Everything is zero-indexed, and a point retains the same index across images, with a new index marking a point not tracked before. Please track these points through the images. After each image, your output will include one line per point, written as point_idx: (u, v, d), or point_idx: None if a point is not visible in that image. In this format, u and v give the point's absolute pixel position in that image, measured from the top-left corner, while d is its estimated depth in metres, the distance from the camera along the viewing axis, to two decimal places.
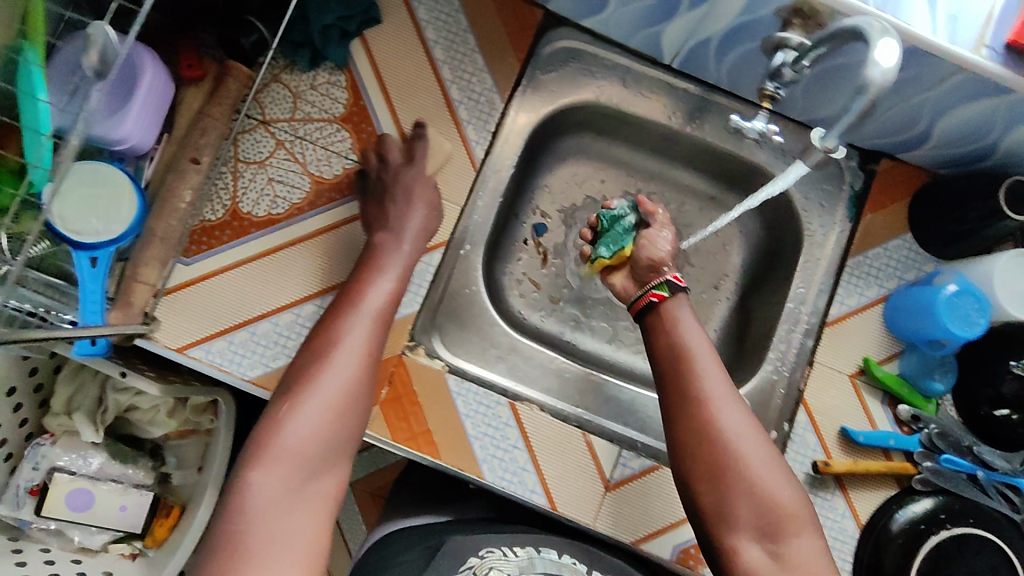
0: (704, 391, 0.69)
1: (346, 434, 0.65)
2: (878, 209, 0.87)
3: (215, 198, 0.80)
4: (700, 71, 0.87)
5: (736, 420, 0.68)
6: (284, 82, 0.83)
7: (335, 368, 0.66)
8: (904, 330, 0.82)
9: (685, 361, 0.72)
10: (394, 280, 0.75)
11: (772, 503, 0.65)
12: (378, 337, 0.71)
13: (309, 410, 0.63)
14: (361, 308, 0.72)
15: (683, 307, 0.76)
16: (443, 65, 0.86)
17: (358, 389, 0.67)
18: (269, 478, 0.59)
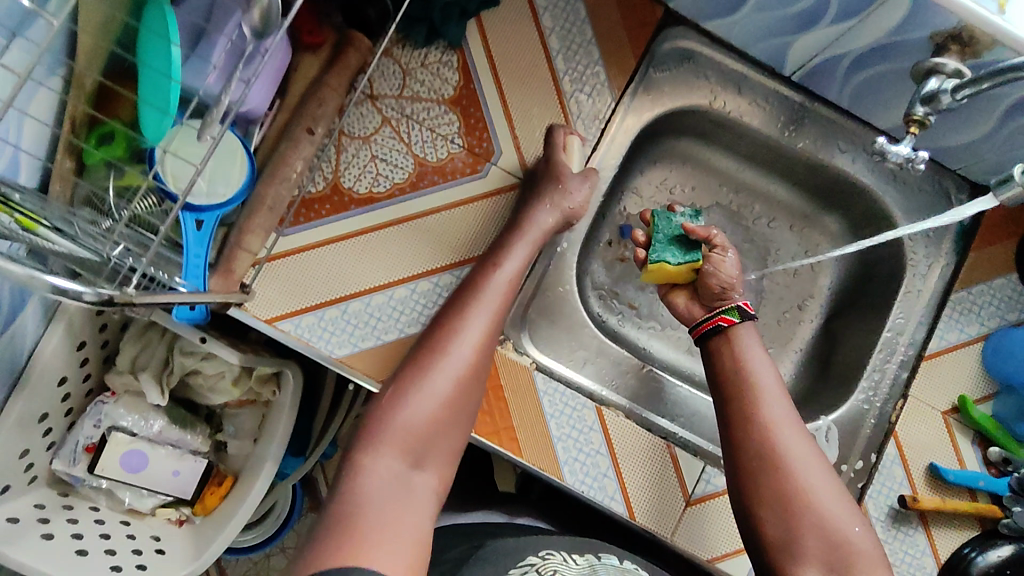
0: (768, 417, 0.70)
1: (457, 421, 0.64)
2: (987, 245, 0.84)
3: (317, 170, 0.78)
4: (820, 87, 0.85)
5: (800, 449, 0.68)
6: (395, 57, 0.81)
7: (453, 351, 0.66)
8: (1004, 372, 0.80)
9: (748, 388, 0.73)
10: (517, 265, 0.74)
11: (840, 537, 0.64)
12: (496, 323, 0.70)
13: (423, 393, 0.63)
14: (482, 291, 0.71)
15: (751, 336, 0.77)
16: (557, 55, 0.83)
17: (469, 373, 0.66)
18: (385, 458, 0.59)
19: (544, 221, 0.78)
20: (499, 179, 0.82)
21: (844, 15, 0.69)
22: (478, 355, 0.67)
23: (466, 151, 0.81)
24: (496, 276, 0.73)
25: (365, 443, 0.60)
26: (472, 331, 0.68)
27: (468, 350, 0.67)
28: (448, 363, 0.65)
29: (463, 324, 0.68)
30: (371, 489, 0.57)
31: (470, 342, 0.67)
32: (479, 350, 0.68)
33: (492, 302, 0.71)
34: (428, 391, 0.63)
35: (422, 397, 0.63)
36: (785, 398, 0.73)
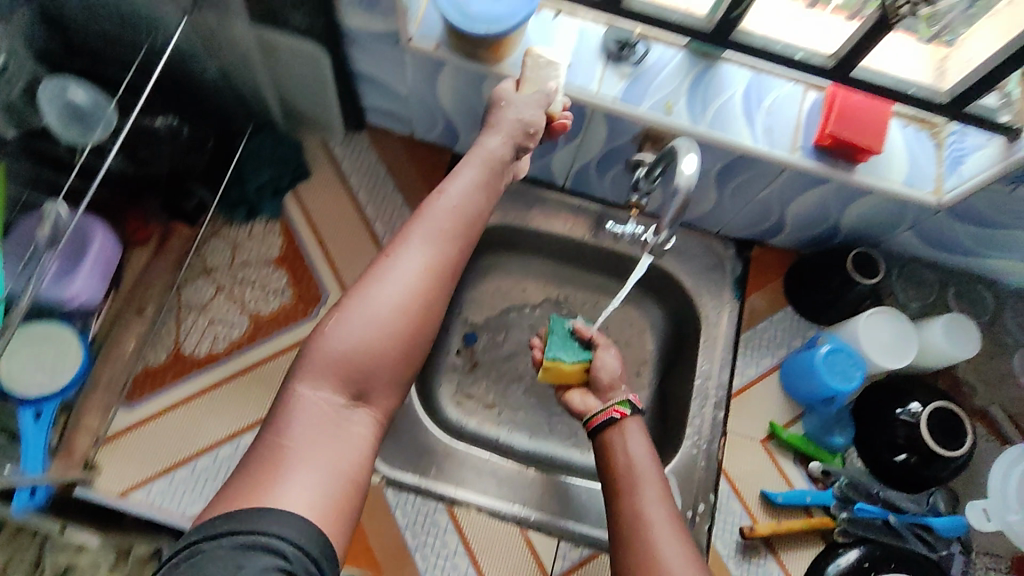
0: (649, 518, 0.69)
1: (403, 357, 0.61)
2: (757, 289, 1.00)
3: (159, 344, 0.87)
4: (591, 189, 1.03)
5: (677, 548, 0.66)
6: (224, 235, 0.93)
7: (394, 277, 0.61)
8: (801, 392, 0.91)
9: (631, 485, 0.73)
10: (464, 187, 0.69)
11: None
12: (447, 244, 0.65)
13: (355, 320, 0.59)
14: (428, 214, 0.66)
15: (634, 435, 0.79)
16: (367, 206, 0.98)
17: (417, 306, 0.61)
18: (317, 394, 0.57)
19: (490, 142, 0.73)
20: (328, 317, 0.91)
21: (569, 135, 0.88)
22: (428, 289, 0.62)
23: (295, 299, 0.92)
24: (441, 202, 0.67)
25: (301, 375, 0.58)
26: (419, 258, 0.63)
27: (414, 280, 0.62)
28: (389, 292, 0.61)
29: (405, 253, 0.63)
30: (299, 423, 0.56)
31: (416, 270, 0.62)
32: (427, 277, 0.63)
33: (449, 210, 0.67)
34: (367, 320, 0.59)
35: (362, 328, 0.59)
36: (666, 498, 0.72)
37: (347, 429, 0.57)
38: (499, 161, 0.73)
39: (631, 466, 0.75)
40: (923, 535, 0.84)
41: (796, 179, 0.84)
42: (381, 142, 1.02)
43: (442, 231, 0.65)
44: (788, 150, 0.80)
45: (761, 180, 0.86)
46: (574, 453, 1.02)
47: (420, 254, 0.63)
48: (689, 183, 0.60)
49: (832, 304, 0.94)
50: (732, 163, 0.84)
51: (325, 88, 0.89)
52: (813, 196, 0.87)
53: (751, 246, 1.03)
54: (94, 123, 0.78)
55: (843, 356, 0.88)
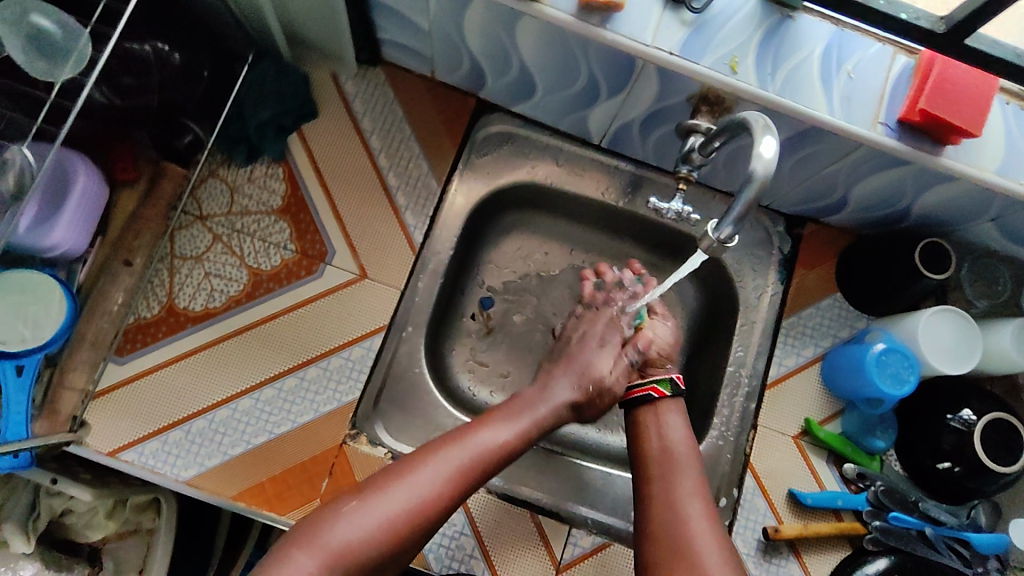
0: (686, 510, 0.66)
1: (400, 556, 0.62)
2: (806, 270, 0.91)
3: (151, 295, 0.80)
4: (629, 148, 0.91)
5: (713, 549, 0.63)
6: (221, 178, 0.85)
7: (415, 483, 0.63)
8: (842, 389, 0.84)
9: (667, 471, 0.70)
10: (512, 428, 0.71)
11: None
12: (469, 481, 0.66)
13: (367, 514, 0.61)
14: (468, 441, 0.68)
15: (675, 413, 0.76)
16: (380, 153, 0.88)
17: (425, 515, 0.63)
18: (305, 564, 0.57)
19: (557, 396, 0.77)
20: (334, 277, 0.84)
21: (613, 88, 0.77)
22: (440, 503, 0.64)
23: (298, 255, 0.84)
24: (469, 445, 0.67)
25: (298, 544, 0.59)
26: (442, 479, 0.64)
27: (433, 489, 0.64)
28: (403, 497, 0.62)
29: (430, 467, 0.65)
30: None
31: (431, 487, 0.64)
32: (440, 498, 0.64)
33: (474, 463, 0.67)
34: (377, 515, 0.61)
35: (365, 526, 0.60)
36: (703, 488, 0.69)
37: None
38: (541, 424, 0.74)
39: (669, 452, 0.72)
40: (959, 550, 0.79)
41: (871, 158, 0.73)
42: (398, 80, 0.91)
43: (472, 463, 0.67)
44: (868, 125, 0.70)
45: (829, 156, 0.76)
46: (590, 431, 0.96)
47: (443, 477, 0.64)
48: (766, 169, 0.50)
49: (888, 296, 0.85)
50: (799, 135, 0.74)
51: (335, 15, 0.77)
52: (888, 176, 0.76)
53: (804, 222, 0.93)
54: (63, 58, 0.64)
55: (898, 357, 0.79)
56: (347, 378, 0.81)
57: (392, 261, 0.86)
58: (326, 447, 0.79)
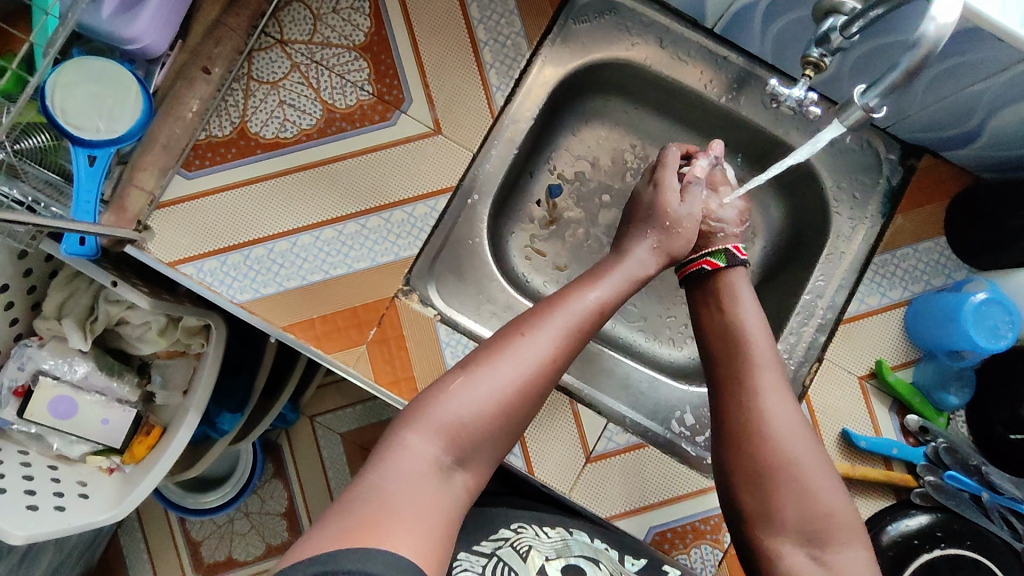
0: (761, 386, 0.65)
1: (512, 431, 0.58)
2: (911, 209, 0.82)
3: (224, 113, 0.78)
4: (744, 38, 0.82)
5: (789, 420, 0.63)
6: (305, 2, 0.80)
7: (523, 355, 0.59)
8: (924, 338, 0.77)
9: (742, 347, 0.68)
10: (608, 292, 0.67)
11: (819, 508, 0.60)
12: (572, 348, 0.62)
13: (481, 390, 0.56)
14: (567, 306, 0.64)
15: (740, 282, 0.75)
16: (472, 3, 0.82)
17: (540, 382, 0.59)
18: (424, 447, 0.53)
19: (638, 254, 0.74)
20: (407, 127, 0.80)
21: None
22: (549, 373, 0.60)
23: (374, 98, 0.80)
24: (568, 310, 0.63)
25: (411, 425, 0.55)
26: (548, 348, 0.60)
27: (542, 360, 0.59)
28: (513, 369, 0.58)
29: (534, 339, 0.60)
30: (406, 463, 0.52)
31: (544, 354, 0.60)
32: (551, 365, 0.60)
33: (574, 335, 0.62)
34: (489, 391, 0.57)
35: (479, 402, 0.56)
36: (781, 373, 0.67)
37: (449, 492, 0.53)
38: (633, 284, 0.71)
39: (743, 330, 0.69)
40: (1012, 522, 0.75)
41: None
42: None
43: (574, 328, 0.63)
44: None
45: (983, 69, 0.66)
46: (639, 337, 0.92)
47: (550, 347, 0.60)
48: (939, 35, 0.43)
49: (996, 248, 0.76)
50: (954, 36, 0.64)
51: None
52: None
53: (920, 153, 0.84)
54: None
55: (998, 309, 0.72)
56: (408, 232, 0.79)
57: (470, 120, 0.81)
58: (378, 298, 0.78)
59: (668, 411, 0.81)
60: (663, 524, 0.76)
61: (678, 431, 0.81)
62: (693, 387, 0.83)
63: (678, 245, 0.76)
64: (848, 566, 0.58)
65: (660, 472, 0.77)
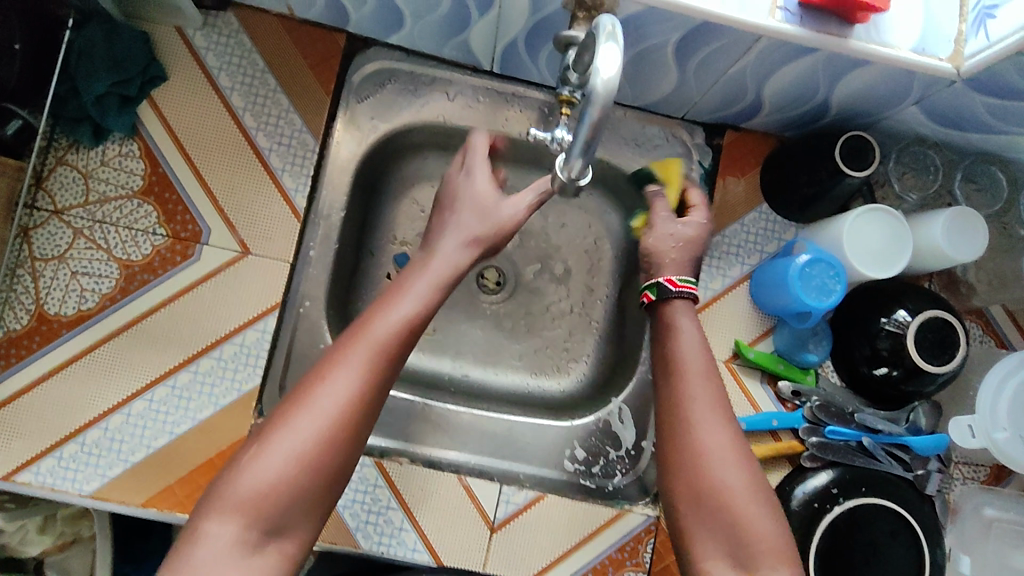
0: (692, 415, 0.62)
1: (333, 484, 0.52)
2: (729, 184, 0.84)
3: (17, 304, 0.74)
4: (523, 71, 0.82)
5: (726, 454, 0.60)
6: (71, 164, 0.76)
7: (322, 401, 0.52)
8: (771, 306, 0.79)
9: (680, 380, 0.64)
10: (418, 303, 0.59)
11: (746, 535, 0.57)
12: (386, 375, 0.55)
13: (277, 448, 0.50)
14: (370, 329, 0.56)
15: (684, 316, 0.68)
16: (244, 112, 0.79)
17: (354, 421, 0.52)
18: (220, 531, 0.48)
19: (451, 252, 0.66)
20: (213, 258, 0.77)
21: (481, 6, 0.68)
22: (359, 413, 0.53)
23: (171, 239, 0.77)
24: (386, 320, 0.57)
25: (203, 513, 0.49)
26: (355, 379, 0.53)
27: (347, 401, 0.52)
28: (313, 418, 0.51)
29: (334, 375, 0.53)
30: (203, 563, 0.47)
31: (352, 389, 0.53)
32: (364, 401, 0.53)
33: (394, 340, 0.56)
34: (287, 447, 0.50)
35: (279, 463, 0.49)
36: (719, 400, 0.63)
37: (252, 575, 0.48)
38: (457, 272, 0.65)
39: (680, 360, 0.65)
40: (900, 455, 0.78)
41: (773, 50, 0.65)
42: (253, 25, 0.80)
43: (386, 355, 0.55)
44: (764, 12, 0.61)
45: (732, 53, 0.67)
46: (524, 380, 0.92)
47: (356, 379, 0.53)
48: (610, 81, 0.42)
49: (812, 200, 0.78)
50: (693, 33, 0.65)
51: None
52: (798, 68, 0.67)
53: (722, 130, 0.85)
54: None
55: (823, 268, 0.73)
56: (244, 364, 0.76)
57: (277, 232, 0.78)
58: (233, 440, 0.75)
59: (557, 451, 0.81)
60: (581, 567, 0.76)
61: (573, 469, 0.81)
62: (577, 419, 0.83)
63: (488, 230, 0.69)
64: None
65: (566, 516, 0.77)
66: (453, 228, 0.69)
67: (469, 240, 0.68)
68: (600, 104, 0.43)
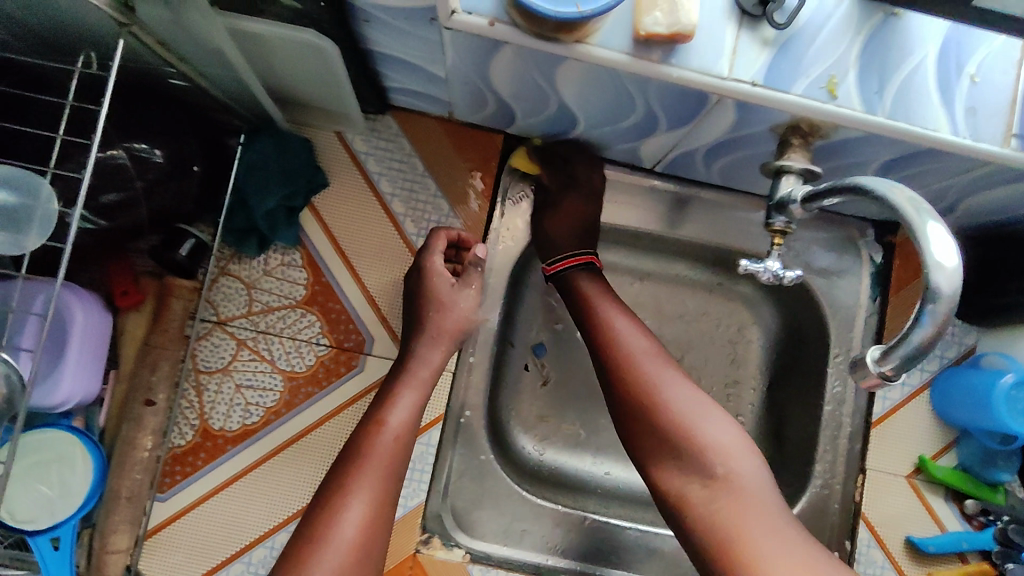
0: (648, 372, 0.63)
1: None
2: (902, 286, 0.80)
3: (181, 418, 0.73)
4: (687, 173, 0.79)
5: (678, 392, 0.62)
6: (234, 274, 0.75)
7: (341, 534, 0.56)
8: (958, 420, 0.75)
9: (613, 344, 0.66)
10: (405, 414, 0.64)
11: (713, 454, 0.59)
12: (388, 487, 0.60)
13: None
14: (371, 454, 0.60)
15: (605, 297, 0.70)
16: (404, 218, 0.77)
17: (370, 543, 0.57)
18: None
19: (433, 356, 0.69)
20: (377, 369, 0.75)
21: (675, 122, 0.65)
22: (374, 535, 0.58)
23: (334, 349, 0.75)
24: (382, 435, 0.62)
25: None
26: (358, 508, 0.58)
27: (358, 529, 0.57)
28: (335, 551, 0.55)
29: (348, 507, 0.57)
30: None
31: (360, 517, 0.57)
32: (371, 520, 0.58)
33: (394, 441, 0.62)
34: None
35: None
36: (665, 359, 0.65)
37: None
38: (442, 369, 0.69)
39: (613, 331, 0.67)
40: None
41: (994, 174, 0.62)
42: (413, 128, 0.78)
43: (385, 468, 0.60)
44: (997, 140, 0.58)
45: (943, 173, 0.64)
46: None
47: (364, 505, 0.58)
48: (954, 284, 0.38)
49: (1002, 312, 0.74)
50: (908, 155, 0.62)
51: (334, 70, 0.64)
52: (1012, 190, 0.64)
53: (894, 228, 0.81)
54: (27, 223, 0.51)
55: None
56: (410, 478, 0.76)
57: None
58: (400, 558, 0.74)
59: None
60: None
61: None
62: None
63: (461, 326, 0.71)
64: (749, 483, 0.57)
65: None
66: (426, 342, 0.70)
67: (458, 328, 0.71)
68: (946, 303, 0.38)
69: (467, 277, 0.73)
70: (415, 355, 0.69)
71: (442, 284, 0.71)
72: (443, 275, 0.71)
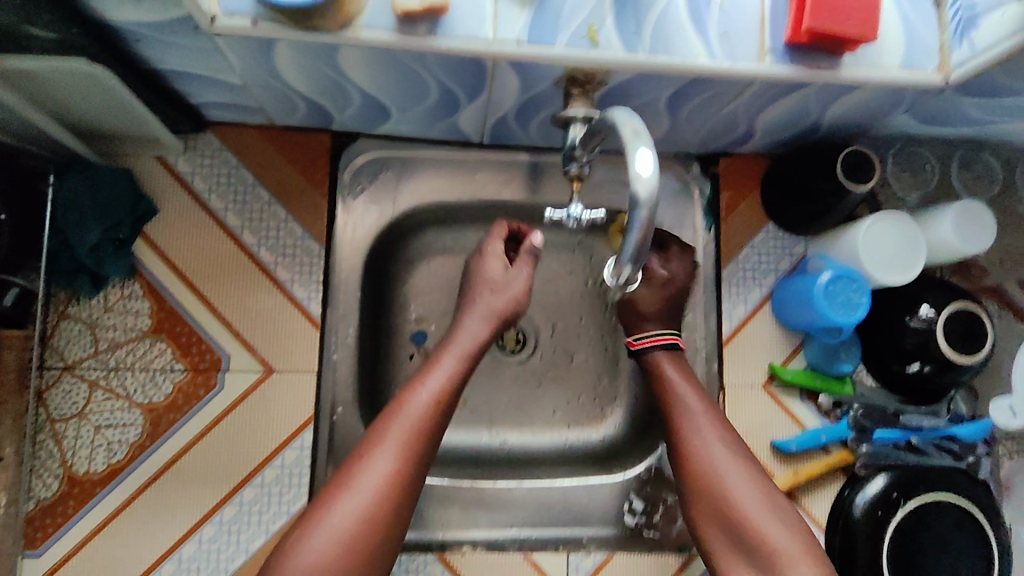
0: (712, 460, 0.69)
1: (378, 544, 0.60)
2: (733, 209, 0.85)
3: (43, 471, 0.71)
4: (513, 139, 0.82)
5: (742, 480, 0.67)
6: (73, 316, 0.73)
7: (363, 481, 0.60)
8: (798, 322, 0.80)
9: (680, 421, 0.72)
10: (441, 382, 0.66)
11: (770, 550, 0.63)
12: (417, 451, 0.63)
13: (315, 537, 0.58)
14: (404, 414, 0.64)
15: (679, 372, 0.75)
16: (242, 231, 0.77)
17: (397, 494, 0.61)
18: None
19: (473, 326, 0.71)
20: (239, 383, 0.75)
21: (471, 94, 0.68)
22: (400, 485, 0.61)
23: (190, 372, 0.75)
24: (419, 398, 0.65)
25: None
26: (389, 461, 0.62)
27: (382, 481, 0.61)
28: (359, 498, 0.60)
29: (377, 455, 0.62)
30: None
31: (387, 471, 0.61)
32: (400, 479, 0.61)
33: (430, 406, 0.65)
34: (331, 528, 0.58)
35: (325, 536, 0.58)
36: (727, 430, 0.71)
37: None
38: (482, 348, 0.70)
39: (680, 404, 0.72)
40: (949, 447, 0.79)
41: (765, 91, 0.66)
42: (236, 141, 0.79)
43: (418, 432, 0.63)
44: (754, 58, 0.62)
45: (722, 99, 0.68)
46: (564, 436, 0.90)
47: (392, 461, 0.62)
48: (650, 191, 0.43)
49: (822, 216, 0.78)
50: (686, 87, 0.66)
51: (119, 97, 0.64)
52: (789, 102, 0.69)
53: (716, 158, 0.85)
54: None
55: (846, 282, 0.74)
56: (289, 484, 0.74)
57: (297, 344, 0.77)
58: None
59: (608, 506, 0.83)
60: None
61: (635, 522, 0.82)
62: (630, 471, 0.84)
63: (506, 306, 0.72)
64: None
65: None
66: (473, 314, 0.72)
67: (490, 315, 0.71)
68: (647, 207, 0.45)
69: (520, 262, 0.73)
70: (458, 328, 0.71)
71: (483, 269, 0.73)
72: (500, 258, 0.74)
